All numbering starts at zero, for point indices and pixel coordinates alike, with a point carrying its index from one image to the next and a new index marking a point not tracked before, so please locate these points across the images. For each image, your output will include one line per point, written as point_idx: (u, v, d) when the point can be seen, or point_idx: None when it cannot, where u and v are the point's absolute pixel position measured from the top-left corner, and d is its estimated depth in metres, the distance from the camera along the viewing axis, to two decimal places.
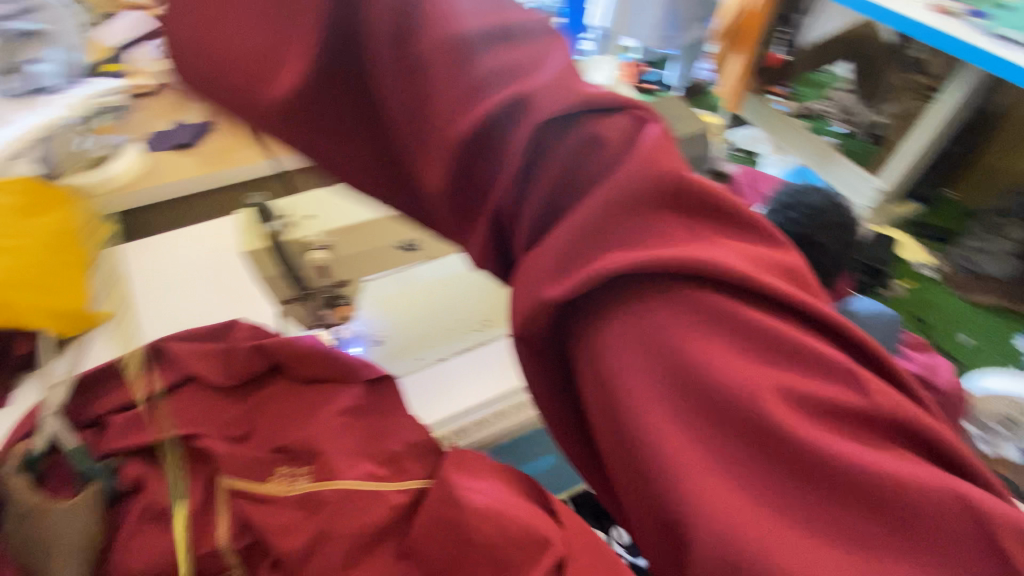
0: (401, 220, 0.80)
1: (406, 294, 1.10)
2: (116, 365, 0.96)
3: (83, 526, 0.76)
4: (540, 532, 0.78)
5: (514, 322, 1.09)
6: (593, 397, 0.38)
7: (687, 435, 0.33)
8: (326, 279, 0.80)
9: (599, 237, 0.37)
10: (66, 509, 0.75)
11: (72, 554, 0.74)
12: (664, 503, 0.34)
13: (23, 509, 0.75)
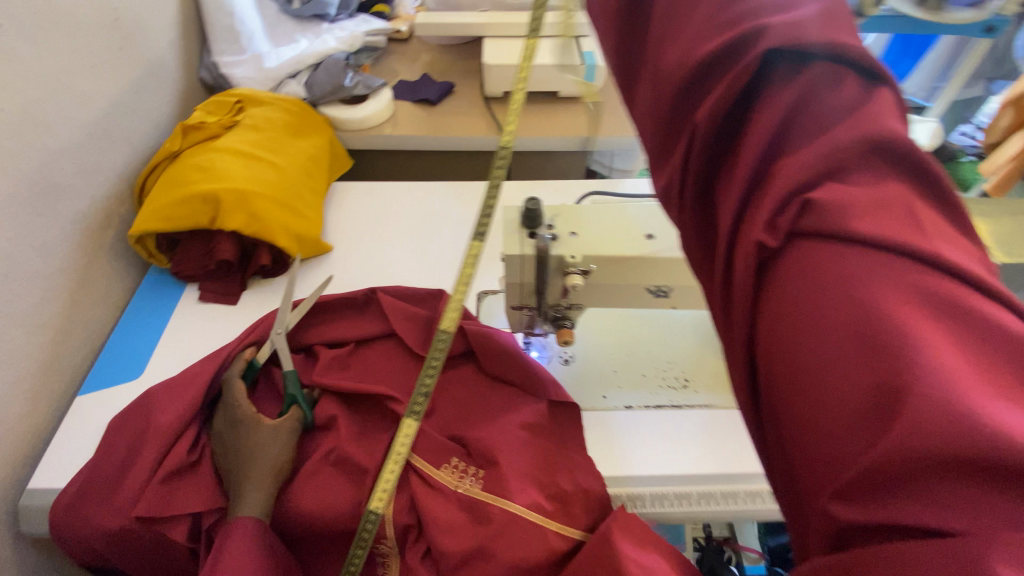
0: (669, 263, 0.70)
1: (616, 325, 1.05)
2: (329, 302, 0.99)
3: (279, 449, 0.81)
4: None
5: (720, 394, 0.95)
6: (770, 319, 0.37)
7: (879, 304, 0.32)
8: (565, 300, 0.74)
9: (831, 182, 0.37)
10: (269, 429, 0.82)
11: (264, 473, 0.79)
12: (831, 381, 0.32)
13: (241, 416, 0.83)
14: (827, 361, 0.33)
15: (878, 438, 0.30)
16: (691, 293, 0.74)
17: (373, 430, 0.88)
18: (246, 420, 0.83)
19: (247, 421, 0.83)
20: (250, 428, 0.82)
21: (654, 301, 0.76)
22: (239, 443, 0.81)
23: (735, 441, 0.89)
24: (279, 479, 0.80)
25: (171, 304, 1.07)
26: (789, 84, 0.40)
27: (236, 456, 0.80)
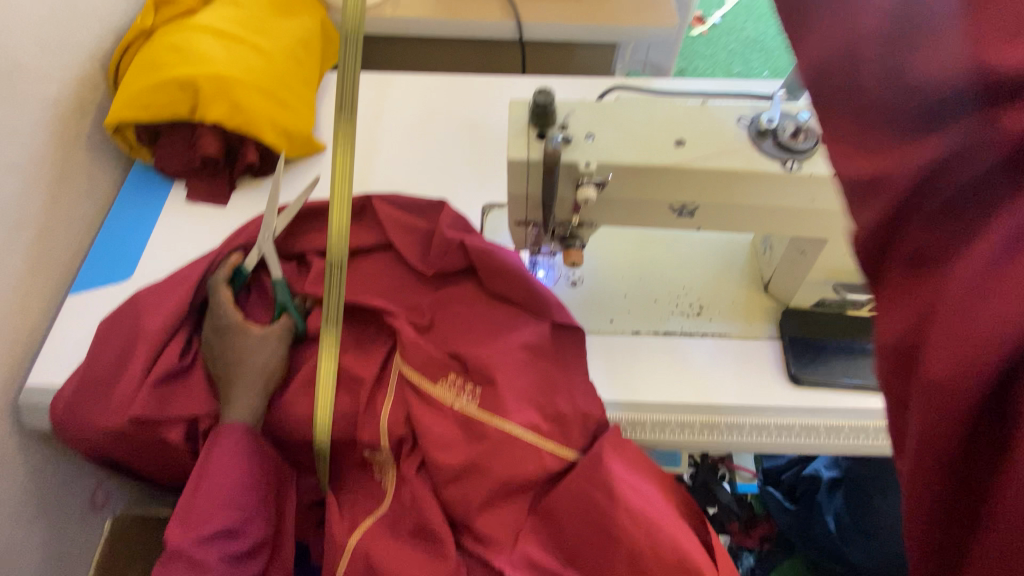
0: (698, 177, 0.61)
1: (627, 243, 0.97)
2: (321, 205, 0.91)
3: (269, 357, 0.80)
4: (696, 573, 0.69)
5: (735, 323, 0.89)
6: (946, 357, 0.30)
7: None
8: (575, 215, 0.66)
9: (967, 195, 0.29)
10: (258, 337, 0.80)
11: (255, 380, 0.79)
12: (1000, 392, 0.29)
13: (228, 323, 0.81)
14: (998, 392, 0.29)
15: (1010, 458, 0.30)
16: (720, 213, 0.65)
17: (369, 344, 0.85)
18: (234, 327, 0.80)
19: (234, 328, 0.80)
20: (238, 336, 0.80)
21: (676, 220, 0.67)
22: (227, 350, 0.79)
23: (747, 373, 0.84)
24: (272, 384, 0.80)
25: (158, 202, 1.01)
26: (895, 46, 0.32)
27: (224, 363, 0.79)
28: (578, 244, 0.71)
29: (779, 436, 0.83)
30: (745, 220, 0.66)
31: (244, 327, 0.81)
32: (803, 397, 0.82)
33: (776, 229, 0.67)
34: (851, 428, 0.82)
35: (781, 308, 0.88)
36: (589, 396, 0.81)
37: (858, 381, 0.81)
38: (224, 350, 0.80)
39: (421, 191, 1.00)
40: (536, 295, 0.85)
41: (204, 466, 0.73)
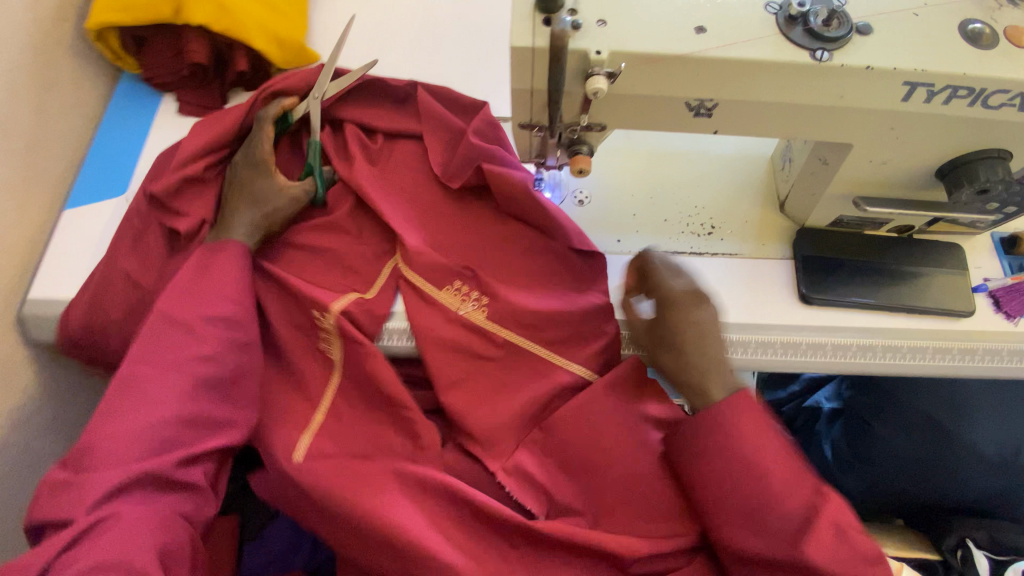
0: (718, 69, 0.56)
1: (639, 161, 0.92)
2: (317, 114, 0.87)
3: (281, 204, 0.79)
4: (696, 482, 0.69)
5: (747, 243, 0.86)
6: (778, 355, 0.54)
7: None
8: (583, 114, 0.62)
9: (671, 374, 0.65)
10: (280, 184, 0.78)
11: (261, 220, 0.78)
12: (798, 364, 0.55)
13: (260, 152, 0.79)
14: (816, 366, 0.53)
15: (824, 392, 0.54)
16: (740, 112, 0.61)
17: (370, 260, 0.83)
18: (262, 157, 0.79)
19: (261, 159, 0.79)
20: (261, 173, 0.78)
21: (692, 122, 0.63)
22: (250, 175, 0.78)
23: (756, 293, 0.82)
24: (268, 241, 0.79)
25: (149, 115, 0.97)
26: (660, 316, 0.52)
27: (246, 186, 0.78)
28: (587, 151, 0.67)
29: (786, 355, 0.80)
30: (767, 121, 0.62)
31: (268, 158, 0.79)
32: (812, 317, 0.80)
33: (799, 130, 0.62)
34: (860, 347, 0.80)
35: (796, 228, 0.85)
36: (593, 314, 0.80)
37: (869, 303, 0.80)
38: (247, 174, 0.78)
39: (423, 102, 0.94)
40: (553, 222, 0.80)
41: (206, 261, 0.74)
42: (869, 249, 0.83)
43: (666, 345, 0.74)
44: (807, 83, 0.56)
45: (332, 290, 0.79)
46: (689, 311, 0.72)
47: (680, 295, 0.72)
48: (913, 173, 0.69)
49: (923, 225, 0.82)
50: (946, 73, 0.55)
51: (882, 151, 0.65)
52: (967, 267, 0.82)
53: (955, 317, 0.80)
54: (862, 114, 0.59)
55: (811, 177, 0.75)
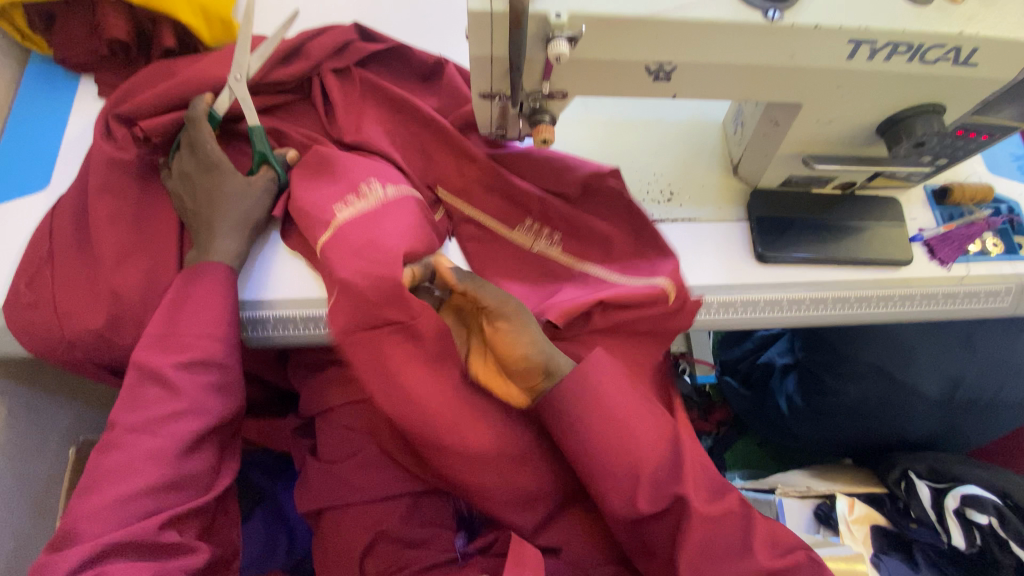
0: (674, 32, 0.56)
1: (597, 129, 0.93)
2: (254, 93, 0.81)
3: (253, 204, 0.79)
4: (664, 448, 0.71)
5: (705, 208, 0.89)
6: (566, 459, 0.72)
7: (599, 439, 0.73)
8: (544, 83, 0.61)
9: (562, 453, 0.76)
10: (245, 179, 0.80)
11: (240, 229, 0.78)
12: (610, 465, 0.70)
13: (214, 160, 0.79)
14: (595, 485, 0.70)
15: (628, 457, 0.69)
16: (698, 76, 0.62)
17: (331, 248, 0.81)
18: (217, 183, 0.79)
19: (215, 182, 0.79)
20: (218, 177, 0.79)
21: (651, 87, 0.63)
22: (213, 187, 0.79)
23: (715, 256, 0.85)
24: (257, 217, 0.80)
25: (65, 103, 0.88)
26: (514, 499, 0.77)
27: (206, 211, 0.78)
28: (549, 120, 0.67)
29: (745, 312, 0.85)
30: (723, 84, 0.63)
31: (224, 189, 0.78)
32: (765, 275, 0.84)
33: (752, 91, 0.64)
34: (812, 300, 0.85)
35: (750, 189, 0.88)
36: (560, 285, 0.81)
37: (817, 257, 0.84)
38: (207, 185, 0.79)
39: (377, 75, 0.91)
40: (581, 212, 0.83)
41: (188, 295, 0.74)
42: (817, 206, 0.87)
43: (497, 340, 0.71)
44: (760, 45, 0.58)
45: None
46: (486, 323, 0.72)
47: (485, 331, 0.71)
48: (856, 131, 0.73)
49: (864, 180, 0.87)
50: (889, 30, 0.57)
51: (830, 109, 0.67)
52: (905, 219, 0.88)
53: (895, 265, 0.85)
54: (810, 74, 0.61)
55: (763, 139, 0.78)
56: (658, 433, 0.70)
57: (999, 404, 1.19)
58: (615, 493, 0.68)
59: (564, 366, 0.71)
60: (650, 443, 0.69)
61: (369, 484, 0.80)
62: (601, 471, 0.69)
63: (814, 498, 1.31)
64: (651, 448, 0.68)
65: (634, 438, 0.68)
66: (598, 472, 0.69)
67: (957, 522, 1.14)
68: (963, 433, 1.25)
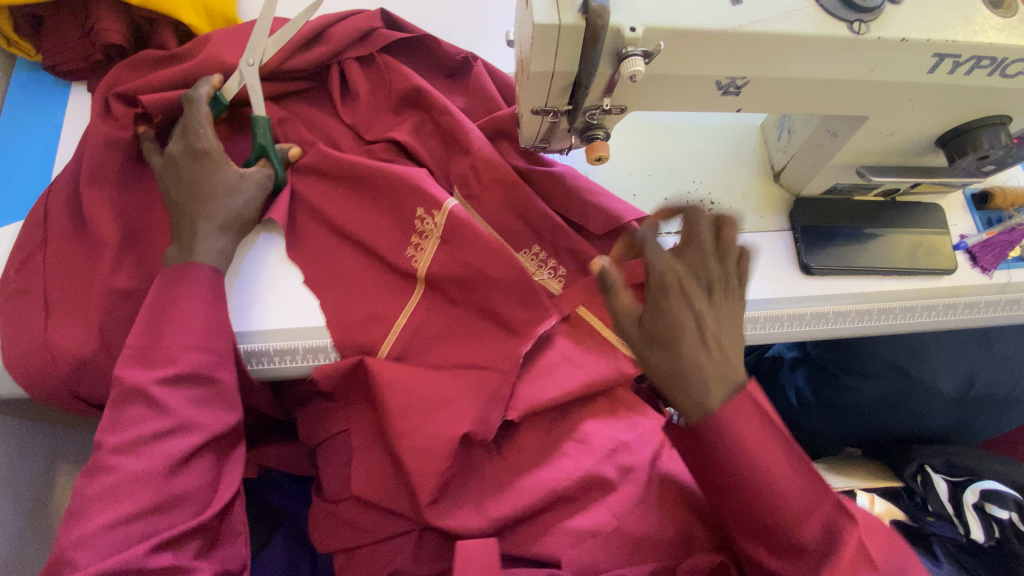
0: (753, 46, 0.52)
1: (632, 134, 0.89)
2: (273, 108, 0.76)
3: (244, 204, 0.73)
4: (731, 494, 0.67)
5: (746, 217, 0.86)
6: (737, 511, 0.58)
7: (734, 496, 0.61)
8: (606, 98, 0.56)
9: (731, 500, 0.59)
10: (237, 176, 0.73)
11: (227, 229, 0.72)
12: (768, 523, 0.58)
13: (206, 148, 0.72)
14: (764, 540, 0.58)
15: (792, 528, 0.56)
16: (769, 91, 0.58)
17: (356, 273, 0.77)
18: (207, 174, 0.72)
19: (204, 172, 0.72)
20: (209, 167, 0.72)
21: (718, 101, 0.59)
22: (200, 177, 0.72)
23: (760, 268, 0.82)
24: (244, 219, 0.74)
25: (57, 114, 0.81)
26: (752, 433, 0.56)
27: (189, 204, 0.71)
28: (604, 136, 0.62)
29: (791, 326, 0.83)
30: (794, 99, 0.59)
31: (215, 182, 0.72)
32: (809, 288, 0.82)
33: (821, 105, 0.61)
34: (858, 312, 0.83)
35: (793, 197, 0.85)
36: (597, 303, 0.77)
37: (862, 268, 0.82)
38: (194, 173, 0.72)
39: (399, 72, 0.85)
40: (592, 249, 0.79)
41: (167, 304, 0.67)
42: (860, 215, 0.84)
43: (651, 340, 0.56)
44: (843, 57, 0.54)
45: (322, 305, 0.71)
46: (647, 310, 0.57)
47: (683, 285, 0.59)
48: (916, 142, 0.70)
49: (908, 188, 0.84)
50: (976, 44, 0.54)
51: (897, 121, 0.64)
52: (947, 226, 0.86)
53: (938, 274, 0.84)
54: (886, 88, 0.58)
55: (815, 148, 0.75)
56: (809, 498, 0.55)
57: (1016, 398, 1.20)
58: (742, 531, 0.58)
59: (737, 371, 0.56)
60: (801, 499, 0.55)
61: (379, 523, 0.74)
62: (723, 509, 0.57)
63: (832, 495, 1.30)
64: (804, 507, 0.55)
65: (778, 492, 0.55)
66: (727, 512, 0.58)
67: (976, 515, 1.14)
68: (978, 427, 1.26)
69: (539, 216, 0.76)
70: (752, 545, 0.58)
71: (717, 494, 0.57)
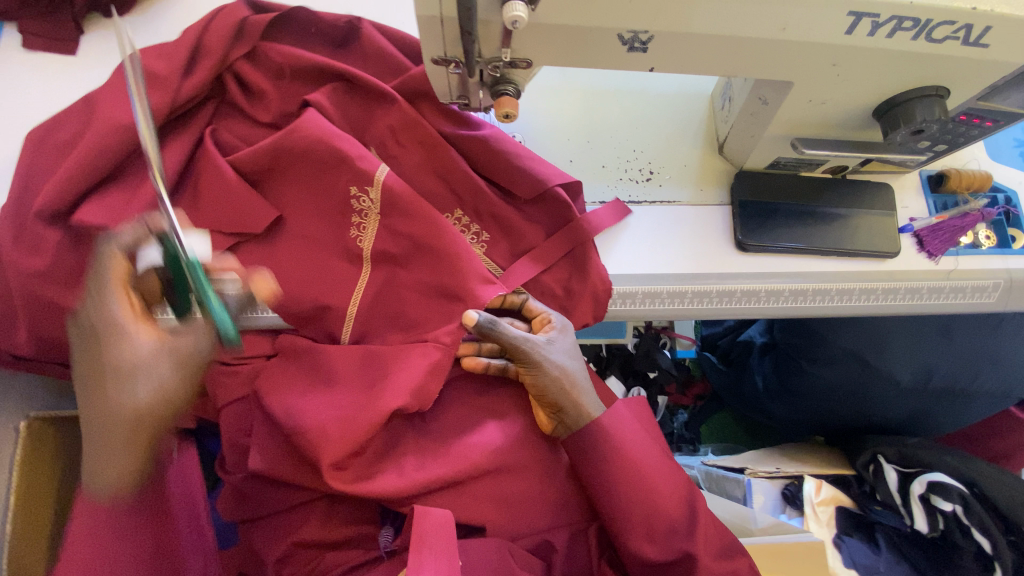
0: None
1: (573, 99, 0.85)
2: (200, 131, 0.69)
3: (141, 399, 0.49)
4: (650, 473, 0.69)
5: (685, 190, 0.83)
6: (621, 499, 0.68)
7: (624, 488, 0.68)
8: (505, 50, 0.55)
9: (613, 492, 0.69)
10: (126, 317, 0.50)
11: (107, 439, 0.49)
12: (652, 516, 0.68)
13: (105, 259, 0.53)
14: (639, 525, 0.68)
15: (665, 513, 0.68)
16: (679, 47, 0.55)
17: (272, 221, 0.74)
18: (101, 333, 0.50)
19: (102, 330, 0.50)
20: (97, 308, 0.50)
21: (626, 58, 0.57)
22: (99, 341, 0.50)
23: (694, 243, 0.80)
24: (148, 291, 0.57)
25: None
26: (628, 423, 0.72)
27: (87, 395, 0.50)
28: (514, 93, 0.60)
29: (721, 304, 0.79)
30: (708, 58, 0.57)
31: (107, 344, 0.49)
32: (744, 265, 0.79)
33: (739, 65, 0.58)
34: (791, 292, 0.80)
35: (736, 171, 0.82)
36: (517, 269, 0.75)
37: (805, 248, 0.79)
38: (96, 330, 0.50)
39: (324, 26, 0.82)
40: (518, 215, 0.77)
41: None
42: (805, 192, 0.82)
43: (564, 353, 0.71)
44: (752, 12, 0.51)
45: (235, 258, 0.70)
46: (559, 340, 0.71)
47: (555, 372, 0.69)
48: (851, 114, 0.67)
49: (857, 165, 0.81)
50: (894, 2, 0.51)
51: (826, 87, 0.62)
52: (896, 208, 0.83)
53: (881, 257, 0.81)
54: (805, 48, 0.55)
55: (751, 118, 0.72)
56: (676, 486, 0.70)
57: (975, 392, 1.17)
58: (627, 523, 0.68)
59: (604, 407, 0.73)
60: (671, 494, 0.69)
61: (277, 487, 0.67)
62: (609, 497, 0.69)
63: (781, 479, 1.27)
64: (674, 503, 0.69)
65: (654, 483, 0.69)
66: (620, 500, 0.68)
67: (920, 507, 1.14)
68: (935, 419, 1.24)
69: (463, 174, 0.74)
70: (634, 540, 0.68)
71: (608, 484, 0.69)
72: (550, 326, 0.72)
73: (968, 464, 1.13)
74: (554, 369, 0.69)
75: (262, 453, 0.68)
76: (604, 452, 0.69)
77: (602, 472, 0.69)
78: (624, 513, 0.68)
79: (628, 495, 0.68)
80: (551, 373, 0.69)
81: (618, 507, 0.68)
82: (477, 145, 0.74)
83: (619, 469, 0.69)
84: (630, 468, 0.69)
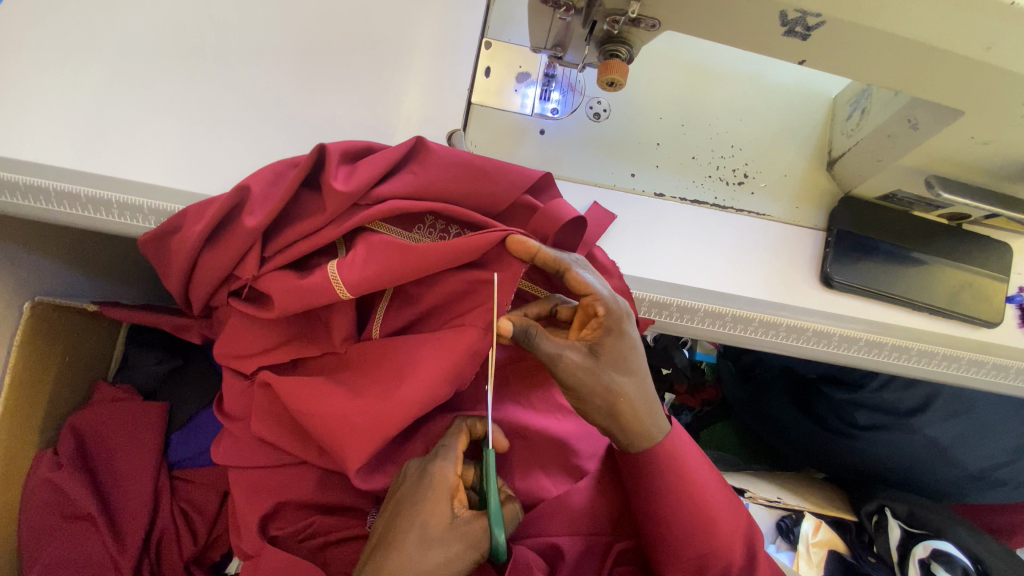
0: None
1: (672, 77, 0.75)
2: (243, 195, 0.59)
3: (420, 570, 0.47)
4: (716, 517, 0.58)
5: (775, 204, 0.73)
6: (681, 538, 0.58)
7: (681, 528, 0.58)
8: (634, 4, 0.45)
9: (668, 527, 0.58)
10: (446, 524, 0.49)
11: (445, 539, 0.48)
12: (711, 561, 0.58)
13: (429, 480, 0.50)
14: (697, 565, 0.58)
15: (727, 564, 0.58)
16: (848, 41, 0.45)
17: (270, 236, 0.61)
18: (448, 480, 0.50)
19: (449, 480, 0.50)
20: (440, 461, 0.51)
21: (779, 42, 0.47)
22: (446, 485, 0.50)
23: (773, 266, 0.71)
24: (410, 472, 0.52)
25: None
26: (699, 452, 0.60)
27: (422, 508, 0.49)
28: (625, 56, 0.51)
29: (787, 339, 0.70)
30: (877, 62, 0.47)
31: (446, 478, 0.50)
32: (821, 300, 0.71)
33: (906, 80, 0.48)
34: (869, 341, 0.70)
35: (842, 197, 0.72)
36: (510, 268, 0.58)
37: (890, 297, 0.70)
38: (446, 483, 0.50)
39: (394, 35, 0.73)
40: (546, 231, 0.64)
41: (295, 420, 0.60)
42: (913, 236, 0.71)
43: (616, 364, 0.55)
44: (961, 19, 0.41)
45: (257, 201, 0.59)
46: (610, 344, 0.55)
47: (605, 390, 0.54)
48: (1011, 162, 0.57)
49: (981, 217, 0.71)
50: None
51: (1005, 124, 0.51)
52: (1009, 273, 0.73)
53: (977, 325, 0.72)
54: (1002, 75, 0.45)
55: (886, 141, 0.61)
56: (739, 521, 0.59)
57: (998, 481, 1.07)
58: (658, 534, 0.59)
59: (662, 432, 0.59)
60: (733, 535, 0.58)
61: (278, 445, 0.62)
62: (653, 510, 0.58)
63: (779, 509, 1.17)
64: (731, 532, 0.59)
65: (704, 498, 0.58)
66: (677, 539, 0.58)
67: (916, 572, 1.03)
68: (956, 496, 1.13)
69: (509, 173, 0.62)
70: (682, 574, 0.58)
71: (656, 502, 0.58)
72: (600, 322, 0.55)
73: (979, 541, 1.03)
74: (600, 387, 0.54)
75: (270, 402, 0.63)
76: (671, 485, 0.58)
77: (656, 505, 0.58)
78: (686, 557, 0.58)
79: (692, 534, 0.57)
80: (595, 391, 0.54)
81: (671, 547, 0.58)
82: (524, 171, 0.63)
83: (682, 504, 0.58)
84: (697, 505, 0.58)
